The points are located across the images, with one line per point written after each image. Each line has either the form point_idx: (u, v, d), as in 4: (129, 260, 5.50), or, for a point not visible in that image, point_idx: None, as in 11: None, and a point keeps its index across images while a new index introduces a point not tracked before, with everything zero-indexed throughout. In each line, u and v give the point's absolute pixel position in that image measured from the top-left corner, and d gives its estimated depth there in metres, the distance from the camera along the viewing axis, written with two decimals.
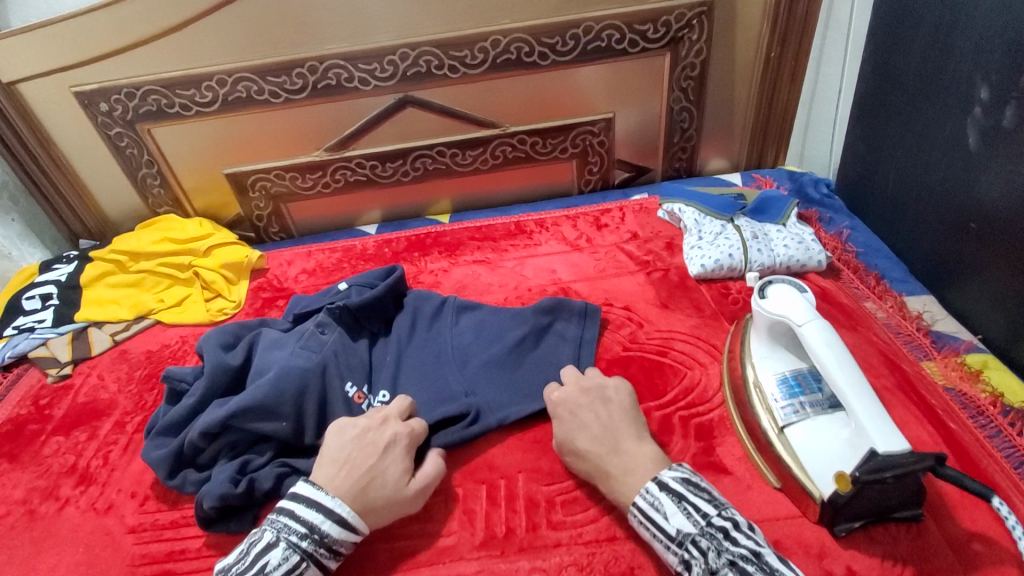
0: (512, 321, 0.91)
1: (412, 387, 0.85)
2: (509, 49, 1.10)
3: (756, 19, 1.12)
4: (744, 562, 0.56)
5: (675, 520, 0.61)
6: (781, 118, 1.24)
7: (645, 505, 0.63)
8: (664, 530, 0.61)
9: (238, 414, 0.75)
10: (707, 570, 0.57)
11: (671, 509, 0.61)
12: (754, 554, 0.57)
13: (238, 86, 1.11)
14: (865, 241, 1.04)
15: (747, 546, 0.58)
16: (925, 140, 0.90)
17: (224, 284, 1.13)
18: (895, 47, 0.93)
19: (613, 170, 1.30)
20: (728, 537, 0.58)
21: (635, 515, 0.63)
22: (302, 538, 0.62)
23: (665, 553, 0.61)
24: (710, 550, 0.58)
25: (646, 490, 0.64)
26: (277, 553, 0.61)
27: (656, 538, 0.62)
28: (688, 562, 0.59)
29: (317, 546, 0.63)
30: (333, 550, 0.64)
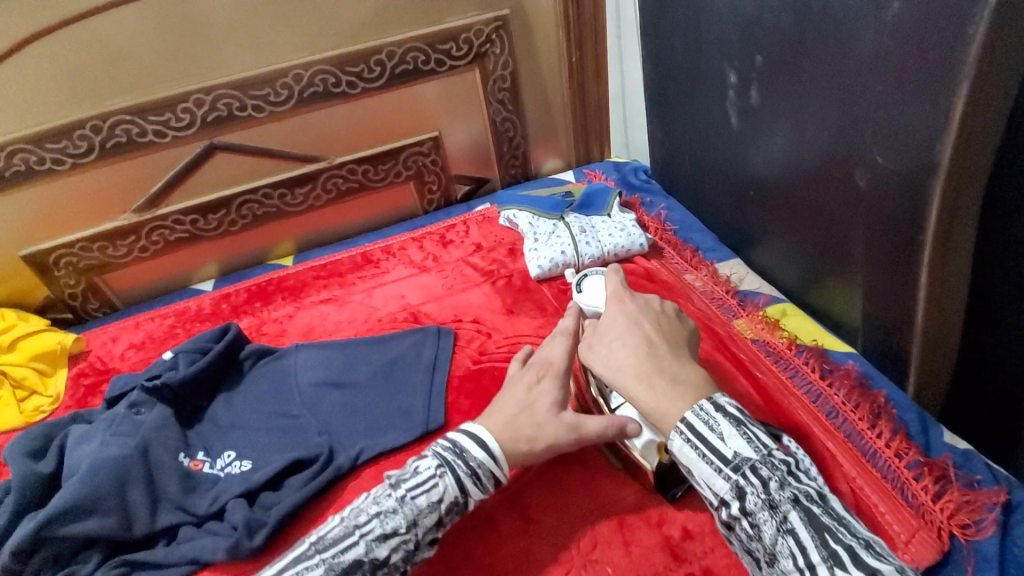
0: (362, 355, 0.94)
1: (258, 442, 0.84)
2: (314, 81, 1.07)
3: (551, 27, 1.19)
4: (804, 497, 0.53)
5: (733, 444, 0.57)
6: (597, 115, 1.33)
7: (700, 425, 0.58)
8: (718, 453, 0.57)
9: (52, 521, 0.69)
10: (764, 500, 0.54)
11: (728, 432, 0.57)
12: (816, 496, 0.54)
13: (15, 159, 0.99)
14: (681, 218, 1.13)
15: (807, 485, 0.55)
16: (705, 122, 1.00)
17: (36, 378, 1.01)
18: (664, 44, 1.04)
19: (453, 185, 1.31)
20: (790, 474, 0.55)
21: (684, 434, 0.58)
22: (445, 450, 0.64)
23: (714, 479, 0.56)
24: (768, 475, 0.54)
25: (703, 406, 0.59)
26: (427, 461, 0.63)
27: (701, 459, 0.57)
28: (742, 489, 0.55)
29: (460, 463, 0.63)
30: (472, 467, 0.63)
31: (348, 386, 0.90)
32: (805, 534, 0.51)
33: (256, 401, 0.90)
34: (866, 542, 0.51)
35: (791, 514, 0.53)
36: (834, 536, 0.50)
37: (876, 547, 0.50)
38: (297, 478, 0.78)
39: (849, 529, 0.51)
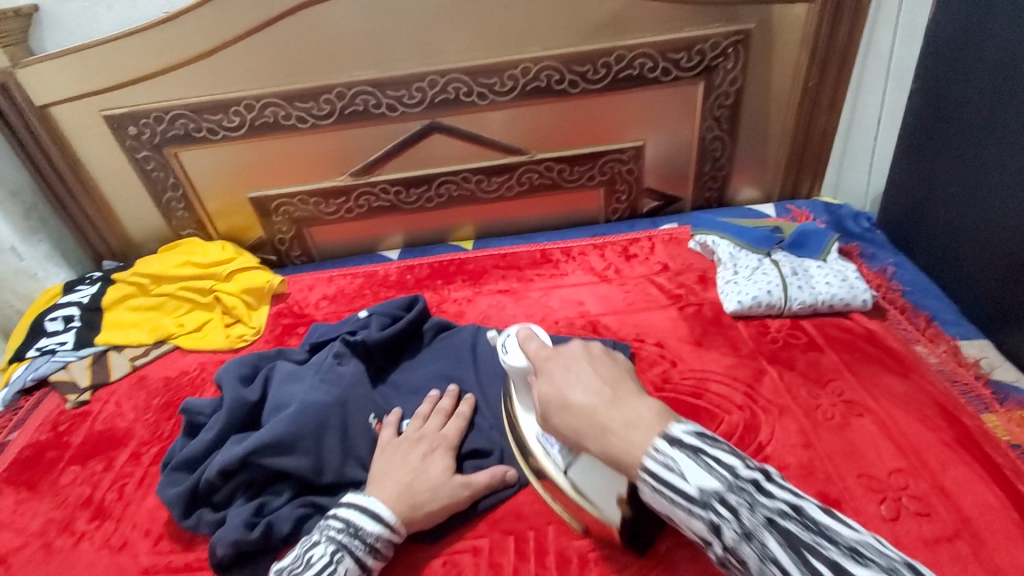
0: None
1: None
2: (539, 76, 1.09)
3: (793, 48, 1.09)
4: (783, 519, 0.45)
5: (695, 480, 0.47)
6: (818, 149, 1.20)
7: (657, 468, 0.49)
8: (682, 495, 0.48)
9: (259, 450, 0.72)
10: (744, 535, 0.45)
11: (688, 468, 0.48)
12: (792, 509, 0.46)
13: (266, 111, 1.10)
14: (911, 279, 1.02)
15: (786, 503, 0.46)
16: (987, 173, 0.89)
17: (244, 310, 1.11)
18: (950, 78, 0.93)
19: (642, 198, 1.27)
20: (763, 495, 0.46)
21: (647, 482, 0.49)
22: (338, 532, 0.64)
23: (692, 522, 0.48)
24: (742, 507, 0.46)
25: (657, 446, 0.50)
26: (320, 548, 0.63)
27: (677, 506, 0.48)
28: (719, 527, 0.46)
29: (355, 543, 0.64)
30: (370, 544, 0.64)
31: None
32: (788, 561, 0.43)
33: (432, 377, 0.90)
34: (894, 568, 0.41)
35: (769, 540, 0.44)
36: (821, 561, 0.42)
37: (881, 561, 0.42)
38: (472, 464, 0.77)
39: (861, 552, 0.43)
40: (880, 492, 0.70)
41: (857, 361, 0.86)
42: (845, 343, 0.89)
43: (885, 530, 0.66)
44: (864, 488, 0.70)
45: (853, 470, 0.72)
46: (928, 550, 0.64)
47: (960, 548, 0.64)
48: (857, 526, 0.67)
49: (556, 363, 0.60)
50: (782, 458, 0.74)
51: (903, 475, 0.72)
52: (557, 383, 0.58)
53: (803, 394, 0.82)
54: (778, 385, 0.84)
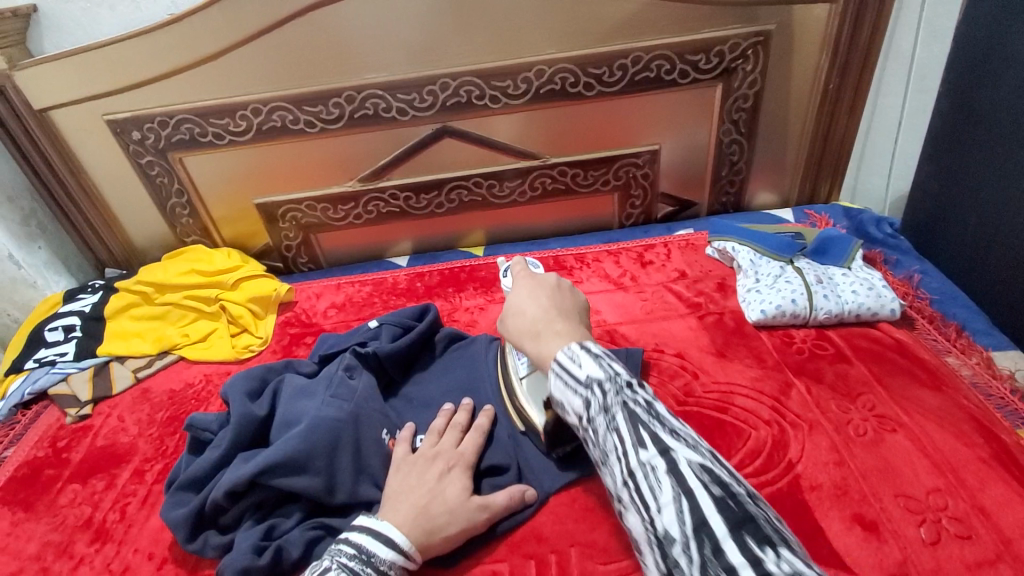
0: None
1: None
2: (553, 79, 1.06)
3: (814, 50, 1.07)
4: (636, 405, 0.51)
5: (587, 367, 0.55)
6: (838, 152, 1.18)
7: (566, 359, 0.57)
8: (574, 377, 0.55)
9: (268, 470, 0.69)
10: (603, 409, 0.52)
11: (586, 359, 0.56)
12: (653, 403, 0.52)
13: (273, 116, 1.07)
14: (938, 286, 0.99)
15: (648, 395, 0.52)
16: (1020, 178, 0.85)
17: (250, 319, 1.08)
18: (979, 80, 0.90)
19: (656, 203, 1.24)
20: (632, 386, 0.53)
21: (554, 369, 0.58)
22: (350, 558, 0.61)
23: (572, 401, 0.55)
24: (610, 390, 0.52)
25: (569, 346, 0.58)
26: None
27: (567, 388, 0.56)
28: (595, 406, 0.53)
29: (368, 571, 0.60)
30: (384, 571, 0.61)
31: None
32: (626, 432, 0.50)
33: (446, 390, 0.87)
34: (700, 448, 0.48)
35: (618, 415, 0.51)
36: (650, 435, 0.48)
37: (699, 447, 0.48)
38: (491, 482, 0.74)
39: (685, 437, 0.49)
40: (919, 513, 0.67)
41: (887, 374, 0.83)
42: (873, 354, 0.86)
43: (926, 555, 0.63)
44: (902, 510, 0.67)
45: (889, 490, 0.69)
46: None
47: (1006, 574, 0.61)
48: (895, 551, 0.64)
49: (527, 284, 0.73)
50: (813, 476, 0.71)
51: (941, 495, 0.68)
52: (519, 298, 0.71)
53: (833, 408, 0.79)
54: (806, 399, 0.81)
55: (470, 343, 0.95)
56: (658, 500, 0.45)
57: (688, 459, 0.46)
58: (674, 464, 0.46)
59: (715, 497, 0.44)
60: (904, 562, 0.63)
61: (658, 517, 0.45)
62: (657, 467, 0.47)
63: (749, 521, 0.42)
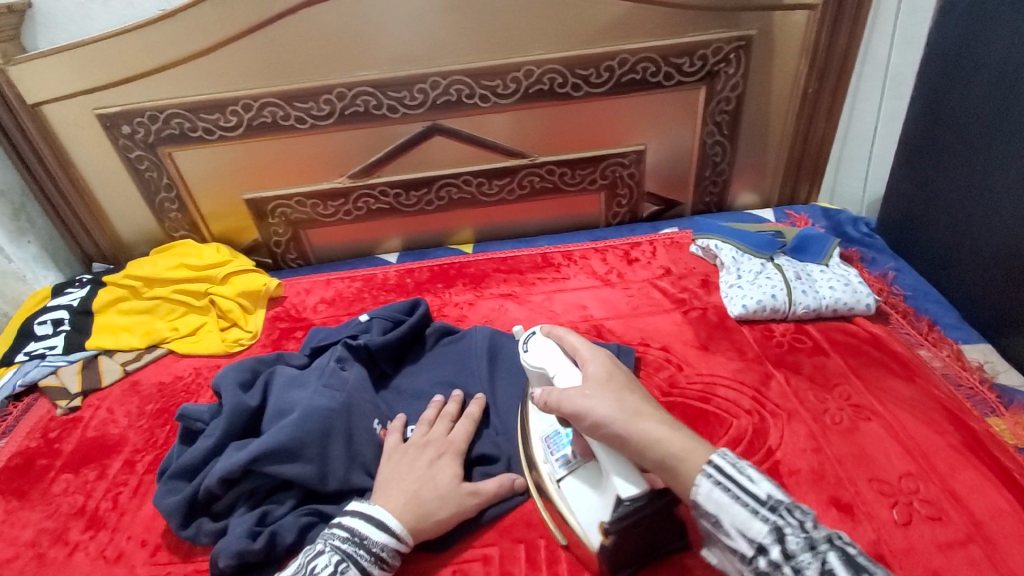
0: None
1: None
2: (542, 79, 1.08)
3: (793, 55, 1.10)
4: (847, 545, 0.46)
5: (764, 484, 0.50)
6: (816, 154, 1.22)
7: (727, 467, 0.52)
8: (750, 494, 0.50)
9: (261, 458, 0.69)
10: (806, 545, 0.46)
11: (757, 473, 0.51)
12: (872, 560, 0.46)
13: (264, 112, 1.08)
14: (912, 284, 1.03)
15: (867, 555, 0.45)
16: (985, 179, 0.90)
17: (240, 313, 1.08)
18: (948, 85, 0.95)
19: (642, 202, 1.27)
20: (834, 533, 0.47)
21: (709, 475, 0.52)
22: (343, 541, 0.62)
23: (748, 524, 0.49)
24: (806, 519, 0.48)
25: (723, 453, 0.53)
26: (324, 557, 0.60)
27: (735, 504, 0.50)
28: (781, 533, 0.47)
29: (361, 553, 0.62)
30: (377, 554, 0.62)
31: None
32: (845, 575, 0.43)
33: (436, 381, 0.88)
34: None
35: (830, 556, 0.45)
36: None
37: None
38: (481, 470, 0.76)
39: None
40: (892, 496, 0.70)
41: (863, 365, 0.87)
42: (850, 347, 0.89)
43: (899, 535, 0.66)
44: (876, 493, 0.70)
45: (863, 474, 0.72)
46: (942, 555, 0.64)
47: (974, 552, 0.64)
48: (870, 531, 0.66)
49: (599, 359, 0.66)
50: (792, 462, 0.74)
51: (912, 479, 0.72)
52: (605, 377, 0.63)
53: (811, 398, 0.82)
54: (786, 390, 0.84)
55: (460, 336, 0.96)
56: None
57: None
58: None
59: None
60: (878, 542, 0.65)
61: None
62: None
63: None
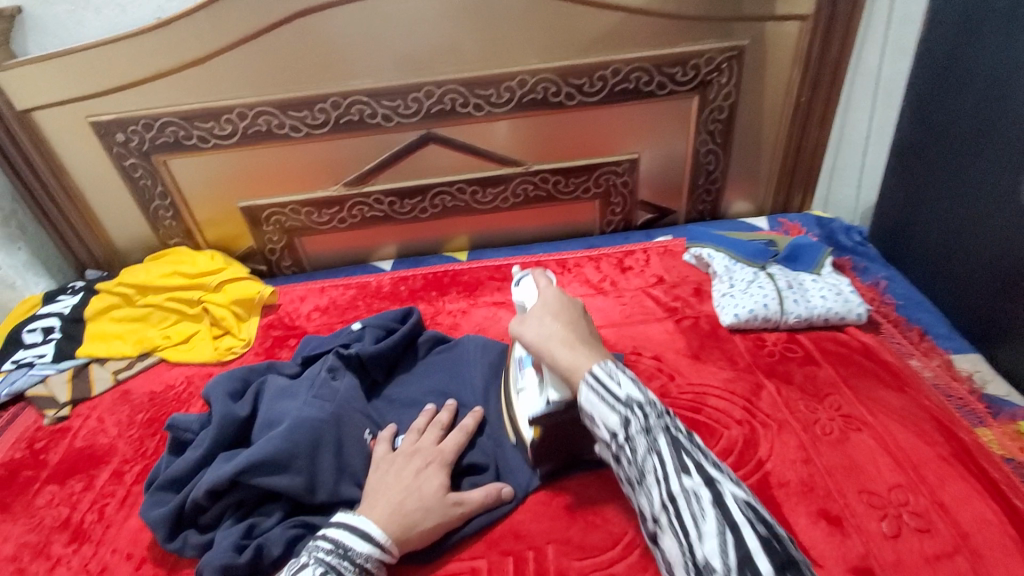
0: None
1: None
2: (535, 88, 1.09)
3: (786, 65, 1.11)
4: (679, 434, 0.56)
5: (626, 387, 0.58)
6: (810, 163, 1.22)
7: (601, 373, 0.59)
8: (613, 394, 0.57)
9: (249, 469, 0.69)
10: (645, 432, 0.56)
11: (624, 378, 0.59)
12: (685, 431, 0.57)
13: (258, 120, 1.08)
14: (904, 293, 1.04)
15: (681, 425, 0.57)
16: (975, 190, 0.90)
17: (233, 321, 1.08)
18: (938, 96, 0.95)
19: (636, 210, 1.27)
20: (667, 416, 0.57)
21: (587, 382, 0.59)
22: (328, 553, 0.62)
23: (607, 417, 0.57)
24: (652, 414, 0.56)
25: (604, 363, 0.61)
26: (308, 571, 0.60)
27: (603, 404, 0.58)
28: (632, 432, 0.56)
29: (346, 564, 0.61)
30: (362, 564, 0.62)
31: None
32: (668, 455, 0.54)
33: (428, 391, 0.88)
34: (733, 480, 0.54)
35: (659, 437, 0.55)
36: (691, 461, 0.53)
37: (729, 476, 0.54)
38: (471, 480, 0.76)
39: (713, 464, 0.55)
40: (881, 509, 0.70)
41: (853, 375, 0.87)
42: (841, 357, 0.90)
43: (886, 548, 0.66)
44: (865, 505, 0.70)
45: (853, 486, 0.72)
46: (930, 568, 0.64)
47: (962, 565, 0.64)
48: (857, 544, 0.66)
49: (557, 293, 0.72)
50: (782, 474, 0.74)
51: (902, 491, 0.72)
52: (551, 307, 0.70)
53: (802, 409, 0.82)
54: (777, 400, 0.84)
55: (452, 345, 0.96)
56: (700, 527, 0.50)
57: (732, 493, 0.51)
58: (719, 494, 0.51)
59: (759, 534, 0.48)
60: (867, 555, 0.65)
61: (699, 544, 0.50)
62: (702, 496, 0.51)
63: (790, 563, 0.47)
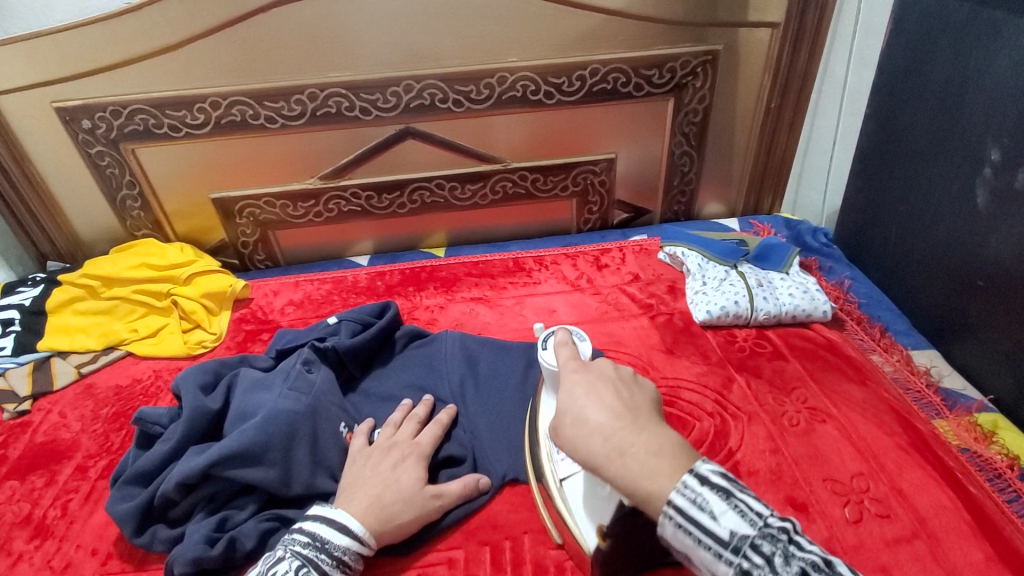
0: (514, 361, 0.89)
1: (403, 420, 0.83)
2: (515, 86, 1.10)
3: (757, 71, 1.14)
4: (816, 570, 0.42)
5: (725, 521, 0.46)
6: (779, 166, 1.26)
7: (685, 503, 0.47)
8: (713, 536, 0.46)
9: (222, 462, 0.68)
10: None
11: (720, 506, 0.46)
12: (826, 562, 0.43)
13: (233, 110, 1.06)
14: (866, 291, 1.08)
15: (813, 547, 0.44)
16: (933, 192, 0.95)
17: (204, 314, 1.06)
18: (896, 105, 1.00)
19: (612, 210, 1.29)
20: (789, 539, 0.45)
21: (671, 520, 0.47)
22: (304, 547, 0.61)
23: (714, 565, 0.46)
24: (768, 549, 0.44)
25: (686, 481, 0.48)
26: (284, 565, 0.59)
27: (703, 549, 0.46)
28: (748, 573, 0.44)
29: (322, 558, 0.61)
30: (338, 558, 0.62)
31: (502, 387, 0.85)
32: None
33: (403, 385, 0.88)
34: None
35: None
36: None
37: None
38: (448, 473, 0.76)
39: None
40: (844, 495, 0.73)
41: (818, 370, 0.90)
42: (807, 352, 0.93)
43: (849, 532, 0.69)
44: (829, 492, 0.73)
45: (818, 475, 0.75)
46: (890, 551, 0.67)
47: (919, 548, 0.67)
48: (822, 529, 0.69)
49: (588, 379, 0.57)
50: (751, 463, 0.76)
51: (863, 478, 0.75)
52: (587, 392, 0.56)
53: (770, 401, 0.85)
54: (746, 393, 0.86)
55: (429, 338, 0.96)
56: None
57: None
58: None
59: None
60: (831, 539, 0.68)
61: None
62: None
63: None
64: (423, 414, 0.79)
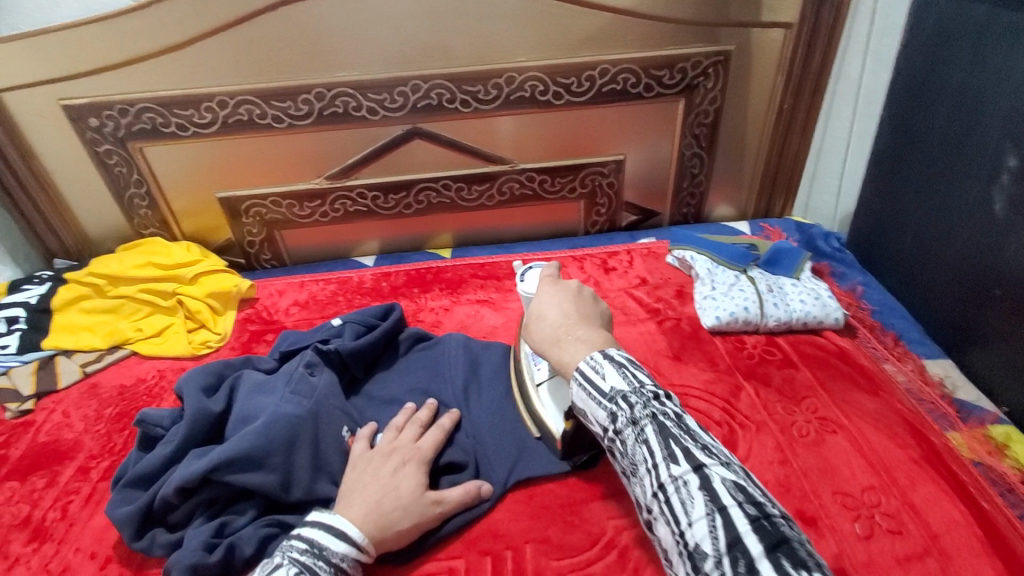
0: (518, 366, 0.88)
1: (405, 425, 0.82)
2: (523, 87, 1.09)
3: (770, 72, 1.12)
4: (666, 417, 0.52)
5: (611, 379, 0.55)
6: (791, 168, 1.24)
7: (587, 369, 0.57)
8: (598, 389, 0.55)
9: (221, 466, 0.67)
10: (631, 422, 0.53)
11: (611, 370, 0.56)
12: (678, 417, 0.53)
13: (240, 109, 1.06)
14: (879, 298, 1.06)
15: (674, 408, 0.54)
16: (950, 198, 0.92)
17: (209, 314, 1.05)
18: (912, 108, 0.98)
19: (621, 212, 1.27)
20: (658, 398, 0.54)
21: (577, 380, 0.58)
22: (302, 553, 0.60)
23: (596, 412, 0.56)
24: (637, 403, 0.53)
25: (591, 355, 0.59)
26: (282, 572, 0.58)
27: (591, 399, 0.56)
28: (617, 418, 0.54)
29: (320, 565, 0.60)
30: (336, 564, 0.61)
31: (506, 392, 0.84)
32: (655, 444, 0.50)
33: (407, 389, 0.87)
34: (731, 465, 0.49)
35: (647, 427, 0.51)
36: (680, 449, 0.49)
37: (728, 462, 0.49)
38: (450, 480, 0.75)
39: (715, 451, 0.50)
40: (854, 509, 0.71)
41: (829, 379, 0.88)
42: (818, 360, 0.91)
43: (859, 548, 0.67)
44: (839, 506, 0.71)
45: (827, 487, 0.73)
46: (901, 568, 0.65)
47: (930, 565, 0.66)
48: (831, 544, 0.67)
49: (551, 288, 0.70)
50: (758, 474, 0.75)
51: (874, 492, 0.73)
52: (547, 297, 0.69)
53: (779, 410, 0.83)
54: (755, 402, 0.85)
55: (433, 342, 0.95)
56: (689, 512, 0.46)
57: (720, 475, 0.47)
58: (707, 480, 0.47)
59: (749, 515, 0.44)
60: (839, 555, 0.66)
61: (689, 530, 0.46)
62: (689, 482, 0.47)
63: (780, 540, 0.43)
64: (425, 420, 0.78)
